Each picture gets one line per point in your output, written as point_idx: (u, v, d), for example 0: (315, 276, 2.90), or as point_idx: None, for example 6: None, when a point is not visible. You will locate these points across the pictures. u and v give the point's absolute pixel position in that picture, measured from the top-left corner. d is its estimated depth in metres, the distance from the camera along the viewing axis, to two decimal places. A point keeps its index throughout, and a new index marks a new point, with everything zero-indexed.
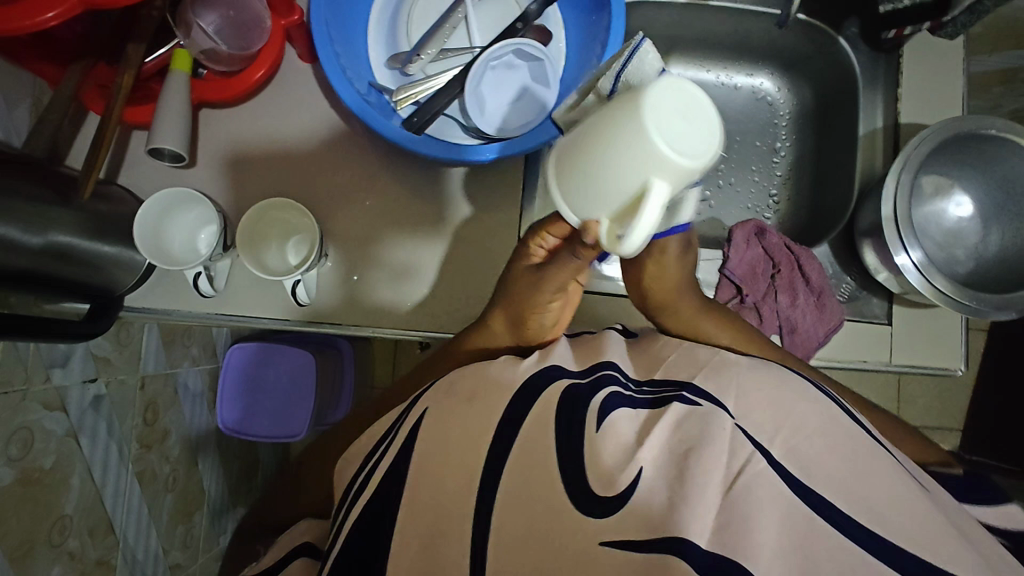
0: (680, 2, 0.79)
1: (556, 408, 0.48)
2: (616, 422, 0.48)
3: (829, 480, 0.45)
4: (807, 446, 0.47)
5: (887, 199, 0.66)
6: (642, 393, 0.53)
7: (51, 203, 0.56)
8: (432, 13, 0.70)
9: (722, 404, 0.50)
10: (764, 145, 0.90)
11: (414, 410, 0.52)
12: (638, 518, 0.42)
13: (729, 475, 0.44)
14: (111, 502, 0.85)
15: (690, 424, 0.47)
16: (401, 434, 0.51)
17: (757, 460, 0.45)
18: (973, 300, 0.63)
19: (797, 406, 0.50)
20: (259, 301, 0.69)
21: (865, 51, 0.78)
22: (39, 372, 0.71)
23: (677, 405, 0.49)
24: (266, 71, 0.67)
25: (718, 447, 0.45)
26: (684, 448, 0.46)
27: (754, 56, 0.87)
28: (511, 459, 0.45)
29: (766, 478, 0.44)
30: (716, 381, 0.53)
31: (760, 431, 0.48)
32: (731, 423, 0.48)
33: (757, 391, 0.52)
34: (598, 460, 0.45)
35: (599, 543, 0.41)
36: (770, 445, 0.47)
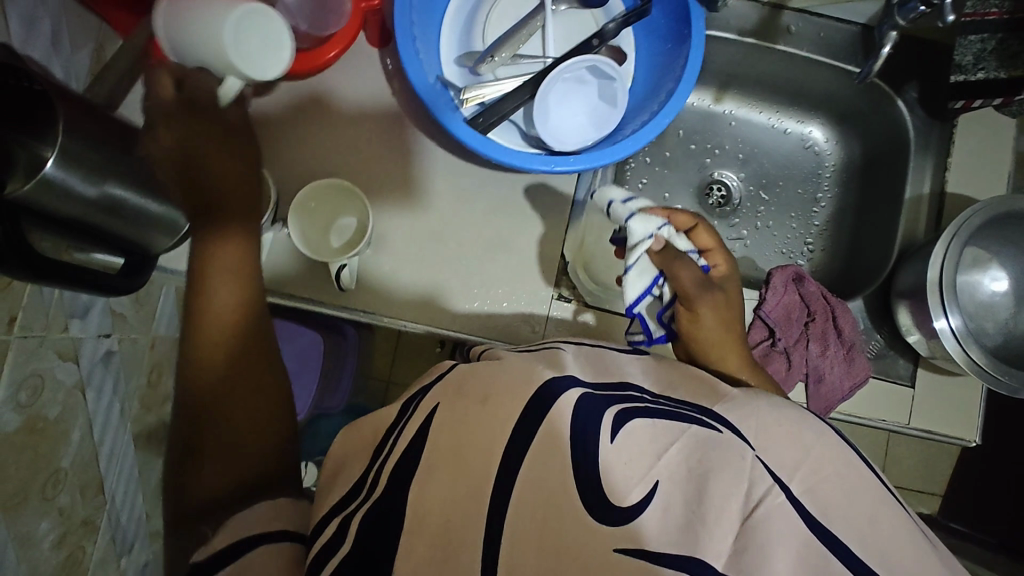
0: (748, 42, 0.80)
1: (569, 425, 0.45)
2: (633, 431, 0.46)
3: (846, 522, 0.46)
4: (826, 488, 0.48)
5: (934, 264, 0.67)
6: (661, 402, 0.51)
7: (110, 152, 0.54)
8: (510, 16, 0.69)
9: (742, 434, 0.49)
10: (806, 193, 0.91)
11: (424, 403, 0.49)
12: (651, 533, 0.42)
13: (748, 503, 0.44)
14: (105, 460, 0.83)
15: (712, 449, 0.46)
16: (407, 435, 0.48)
17: (776, 493, 0.45)
18: (1005, 374, 0.64)
19: (815, 447, 0.50)
20: (296, 279, 0.68)
21: (921, 115, 0.79)
22: (59, 321, 0.69)
23: (699, 428, 0.48)
24: (339, 51, 0.66)
25: (738, 473, 0.45)
26: (703, 469, 0.45)
27: (808, 104, 0.88)
28: (528, 455, 0.43)
29: (782, 512, 0.44)
30: (738, 413, 0.52)
31: (780, 466, 0.48)
32: (751, 454, 0.47)
33: (779, 425, 0.51)
34: (613, 471, 0.44)
35: (609, 551, 0.40)
36: (788, 482, 0.47)
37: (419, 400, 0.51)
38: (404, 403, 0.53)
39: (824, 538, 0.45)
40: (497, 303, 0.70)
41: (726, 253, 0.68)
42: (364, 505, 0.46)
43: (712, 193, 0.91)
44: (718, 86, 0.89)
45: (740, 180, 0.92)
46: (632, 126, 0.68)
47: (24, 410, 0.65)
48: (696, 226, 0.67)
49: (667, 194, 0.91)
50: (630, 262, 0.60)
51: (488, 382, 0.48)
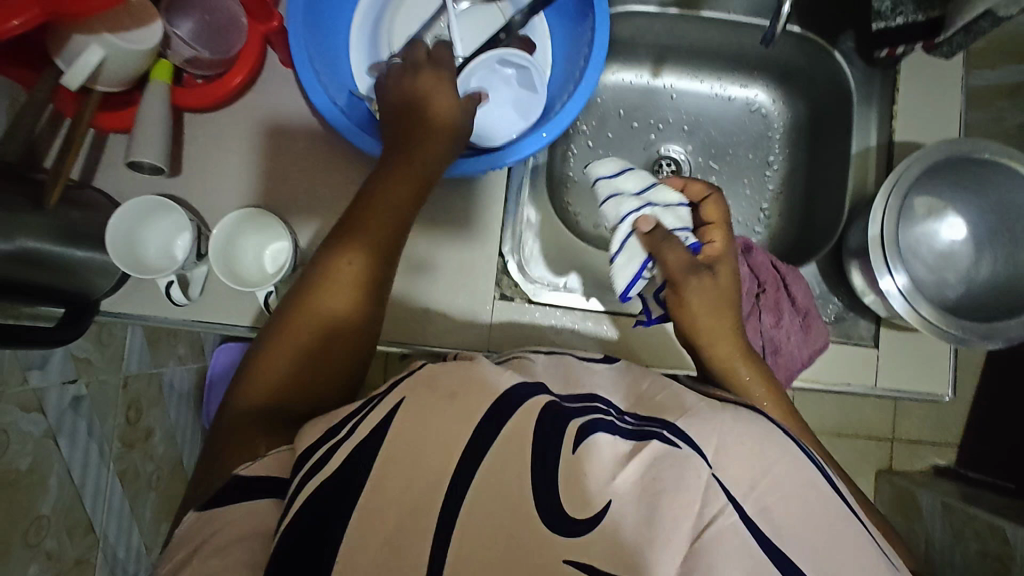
0: (672, 13, 0.78)
1: (536, 420, 0.44)
2: (596, 447, 0.44)
3: (800, 540, 0.43)
4: (783, 511, 0.45)
5: (875, 220, 0.64)
6: (624, 420, 0.49)
7: (18, 209, 0.55)
8: (416, 20, 0.68)
9: (702, 451, 0.46)
10: (757, 157, 0.88)
11: (389, 397, 0.46)
12: (604, 544, 0.39)
13: (701, 522, 0.42)
14: (90, 501, 0.85)
15: (666, 463, 0.44)
16: (368, 424, 0.44)
17: (728, 514, 0.42)
18: (958, 329, 0.61)
19: (778, 464, 0.47)
20: (235, 309, 0.68)
21: (859, 66, 0.76)
22: (16, 374, 0.71)
23: (656, 442, 0.45)
24: (245, 77, 0.64)
25: (693, 492, 0.43)
26: (654, 489, 0.42)
27: (748, 67, 0.86)
28: (477, 477, 0.41)
29: (734, 534, 0.42)
30: (699, 426, 0.48)
31: (737, 484, 0.45)
32: (708, 473, 0.44)
33: (736, 439, 0.48)
34: (574, 484, 0.42)
35: (562, 562, 0.38)
36: (743, 501, 0.44)
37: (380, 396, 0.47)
38: (365, 399, 0.48)
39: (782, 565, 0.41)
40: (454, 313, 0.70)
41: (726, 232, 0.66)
42: (315, 485, 0.42)
43: (662, 169, 0.89)
44: (653, 59, 0.87)
45: (689, 153, 0.89)
46: (549, 114, 0.67)
47: None
48: (705, 198, 0.68)
49: None
50: (616, 250, 0.65)
51: (454, 378, 0.46)
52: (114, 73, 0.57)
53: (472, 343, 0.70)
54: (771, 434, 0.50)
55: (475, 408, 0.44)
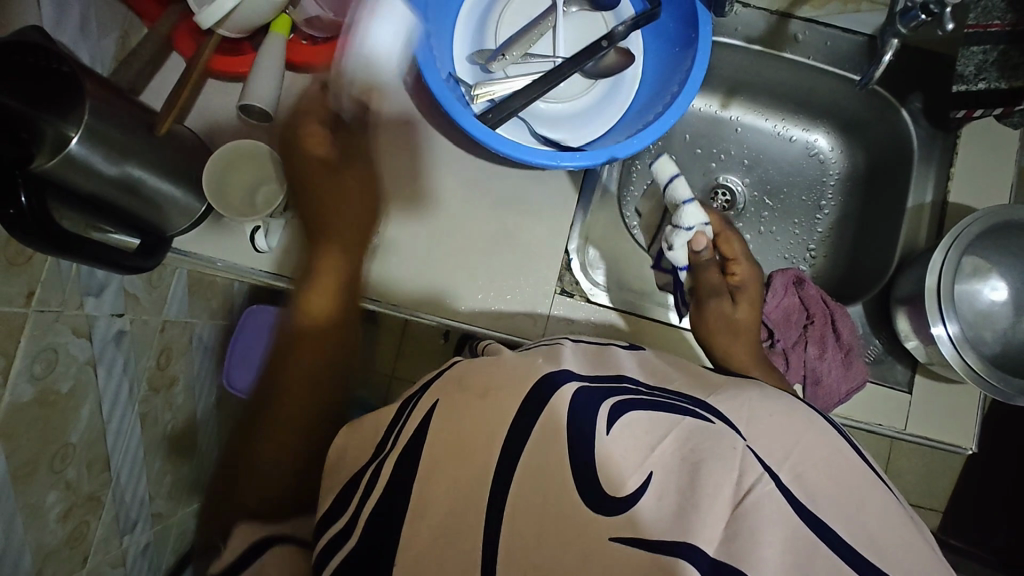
0: (756, 49, 0.82)
1: (571, 401, 0.46)
2: (630, 423, 0.46)
3: (834, 507, 0.45)
4: (815, 475, 0.47)
5: (933, 271, 0.68)
6: (654, 395, 0.51)
7: (134, 133, 0.56)
8: (522, 16, 0.71)
9: (735, 426, 0.49)
10: (810, 200, 0.92)
11: (425, 398, 0.51)
12: (650, 516, 0.41)
13: (742, 487, 0.43)
14: (112, 437, 0.85)
15: (701, 437, 0.46)
16: (408, 428, 0.49)
17: (766, 481, 0.44)
18: (1000, 380, 0.64)
19: (803, 437, 0.50)
20: (303, 264, 0.71)
21: (925, 126, 0.80)
22: (75, 297, 0.71)
23: (689, 420, 0.47)
24: (354, 46, 0.67)
25: (729, 460, 0.44)
26: (697, 458, 0.44)
27: (814, 112, 0.90)
28: (534, 432, 0.44)
29: (772, 499, 0.43)
30: (729, 404, 0.52)
31: (770, 453, 0.47)
32: (742, 444, 0.47)
33: (765, 415, 0.51)
34: (610, 459, 0.43)
35: (608, 540, 0.39)
36: (779, 469, 0.46)
37: (419, 395, 0.52)
38: (406, 400, 0.54)
39: (820, 532, 0.43)
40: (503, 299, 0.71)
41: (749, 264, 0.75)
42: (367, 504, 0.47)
43: (718, 198, 0.92)
44: (725, 92, 0.90)
45: (745, 185, 0.93)
46: (636, 126, 0.69)
47: (38, 382, 0.68)
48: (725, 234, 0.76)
49: None
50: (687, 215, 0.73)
51: (490, 376, 0.49)
52: (241, 20, 0.60)
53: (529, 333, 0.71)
54: (807, 424, 0.52)
55: (509, 402, 0.46)
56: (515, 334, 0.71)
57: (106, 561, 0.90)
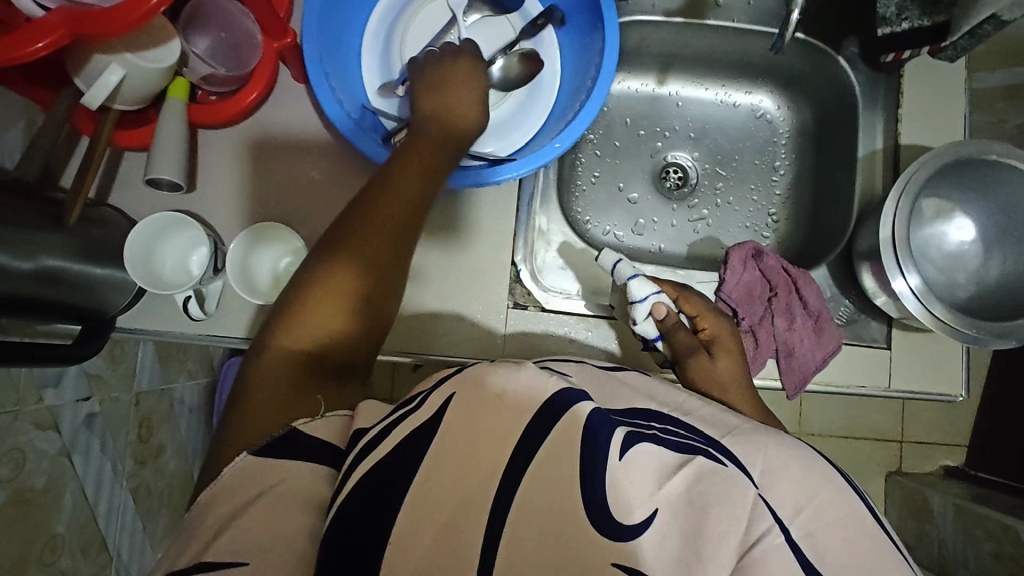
0: (678, 21, 0.79)
1: (584, 426, 0.37)
2: (637, 456, 0.39)
3: (844, 570, 0.41)
4: (828, 532, 0.43)
5: (886, 223, 0.65)
6: (666, 429, 0.44)
7: (41, 228, 0.55)
8: (425, 34, 0.69)
9: (748, 470, 0.43)
10: (763, 162, 0.89)
11: (437, 392, 0.40)
12: (648, 558, 0.36)
13: (747, 539, 0.39)
14: (104, 518, 0.85)
15: (715, 481, 0.40)
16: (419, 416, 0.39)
17: (774, 535, 0.40)
18: (973, 328, 0.62)
19: (823, 491, 0.44)
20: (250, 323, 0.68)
21: (864, 71, 0.77)
22: (31, 393, 0.71)
23: (701, 457, 0.41)
24: (260, 93, 0.64)
25: (739, 510, 0.39)
26: (705, 502, 0.39)
27: (752, 73, 0.87)
28: (526, 475, 0.35)
29: (780, 555, 0.39)
30: (744, 445, 0.45)
31: (782, 505, 0.42)
32: (754, 492, 0.41)
33: (782, 460, 0.45)
34: (619, 492, 0.37)
35: (609, 564, 0.34)
36: (791, 525, 0.42)
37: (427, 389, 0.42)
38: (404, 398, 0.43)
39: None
40: (459, 321, 0.70)
41: (715, 317, 0.68)
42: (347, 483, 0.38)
43: (669, 176, 0.90)
44: (659, 68, 0.88)
45: (695, 159, 0.90)
46: (559, 126, 0.66)
47: (7, 484, 0.68)
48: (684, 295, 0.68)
49: (622, 184, 0.89)
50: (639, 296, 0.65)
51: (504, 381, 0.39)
52: (131, 92, 0.57)
53: (487, 353, 0.70)
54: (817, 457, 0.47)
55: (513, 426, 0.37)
56: (484, 356, 0.70)
57: None
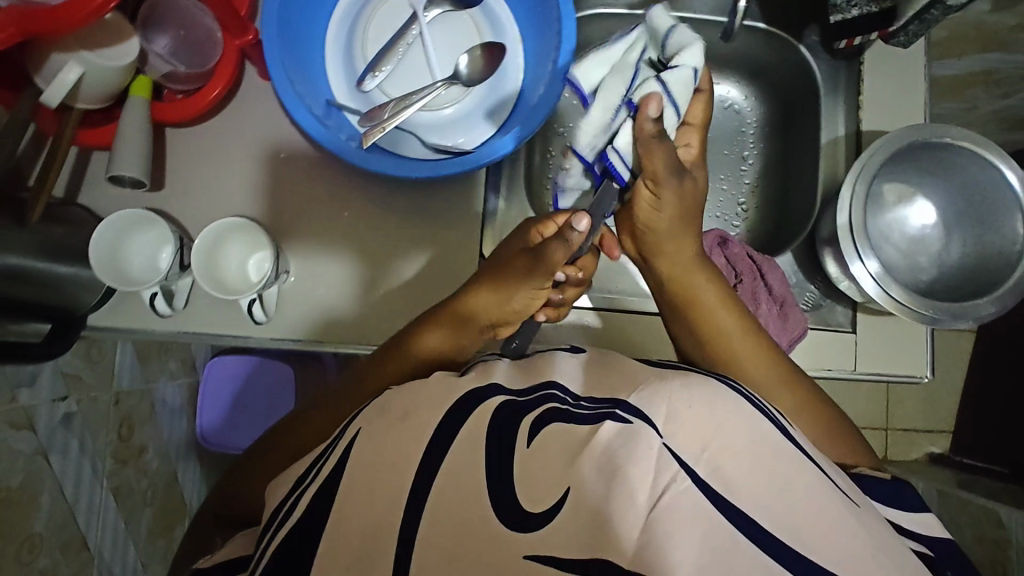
0: (641, 14, 0.80)
1: (492, 417, 0.43)
2: (551, 434, 0.42)
3: (760, 501, 0.40)
4: (741, 466, 0.41)
5: (843, 208, 0.65)
6: (581, 405, 0.45)
7: (3, 226, 0.56)
8: (387, 29, 0.70)
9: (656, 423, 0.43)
10: (733, 153, 0.89)
11: (347, 432, 0.46)
12: (564, 532, 0.37)
13: (656, 490, 0.39)
14: (83, 517, 0.86)
15: (621, 441, 0.41)
16: (332, 458, 0.45)
17: (682, 478, 0.40)
18: (931, 309, 0.63)
19: (730, 426, 0.44)
20: (220, 319, 0.68)
21: (824, 59, 0.78)
22: (5, 392, 0.71)
23: (608, 422, 0.42)
24: (222, 89, 0.65)
25: (647, 463, 0.40)
26: (614, 465, 0.40)
27: (718, 64, 0.87)
28: (443, 468, 0.40)
29: (691, 500, 0.39)
30: (652, 396, 0.46)
31: (690, 448, 0.42)
32: (660, 442, 0.42)
33: (687, 403, 0.45)
34: (526, 478, 0.40)
35: (522, 557, 0.36)
36: (695, 463, 0.41)
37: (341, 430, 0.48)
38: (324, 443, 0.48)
39: (742, 525, 0.38)
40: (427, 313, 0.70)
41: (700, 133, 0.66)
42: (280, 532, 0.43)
43: None
44: None
45: None
46: (519, 118, 0.67)
47: None
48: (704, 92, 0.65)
49: None
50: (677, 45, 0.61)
51: (417, 395, 0.47)
52: (92, 91, 0.58)
53: None
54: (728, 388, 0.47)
55: (427, 421, 0.44)
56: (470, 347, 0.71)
57: None
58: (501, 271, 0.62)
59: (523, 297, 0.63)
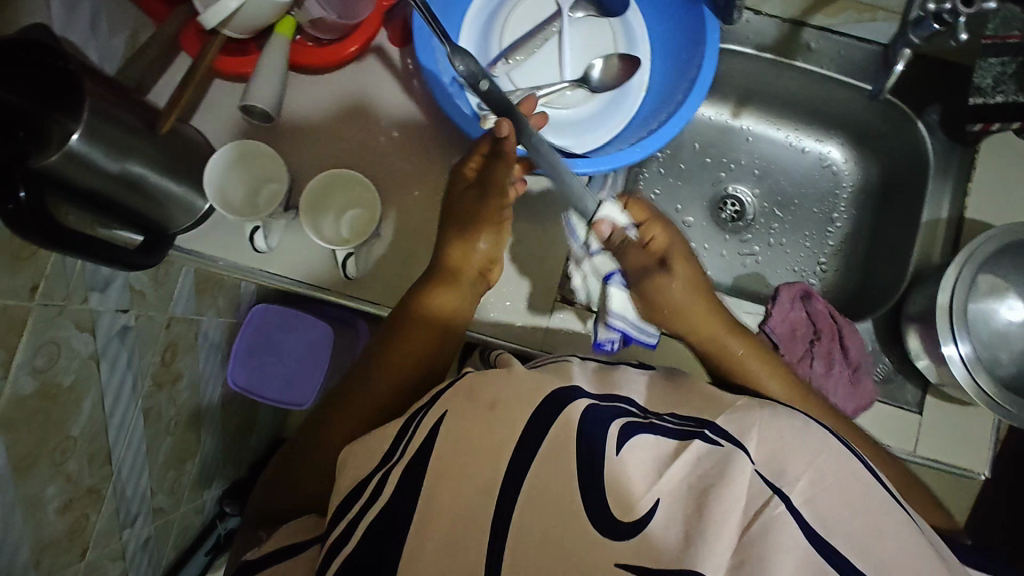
0: (767, 57, 0.80)
1: (577, 427, 0.42)
2: (636, 450, 0.43)
3: (841, 534, 0.42)
4: (827, 499, 0.44)
5: (945, 288, 0.65)
6: (664, 420, 0.48)
7: (137, 132, 0.56)
8: (528, 21, 0.70)
9: (745, 447, 0.46)
10: (821, 212, 0.89)
11: (433, 410, 0.45)
12: (649, 548, 0.38)
13: (747, 516, 0.41)
14: (113, 432, 0.86)
15: (708, 462, 0.43)
16: (419, 434, 0.44)
17: (775, 504, 0.42)
18: (1013, 406, 0.62)
19: (823, 454, 0.47)
20: (303, 267, 0.69)
21: (942, 139, 0.77)
22: (79, 292, 0.72)
23: (699, 441, 0.44)
24: (359, 48, 0.67)
25: (739, 487, 0.41)
26: (704, 485, 0.41)
27: (828, 123, 0.87)
28: (539, 455, 0.40)
29: (784, 525, 0.41)
30: (739, 423, 0.48)
31: (778, 475, 0.45)
32: (751, 469, 0.44)
33: (780, 429, 0.48)
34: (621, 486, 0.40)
35: (614, 564, 0.36)
36: (790, 491, 0.43)
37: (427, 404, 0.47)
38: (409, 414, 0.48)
39: (825, 552, 0.41)
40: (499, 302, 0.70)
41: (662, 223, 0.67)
42: (364, 515, 0.43)
43: (726, 208, 0.91)
44: (736, 100, 0.89)
45: (755, 196, 0.91)
46: (639, 134, 0.68)
47: (40, 374, 0.68)
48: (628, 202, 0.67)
49: (680, 206, 0.91)
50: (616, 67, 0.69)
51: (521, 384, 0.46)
52: (245, 21, 0.59)
53: (525, 341, 0.70)
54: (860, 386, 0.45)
55: (519, 416, 0.42)
56: (527, 343, 0.70)
57: (105, 554, 0.91)
58: (461, 215, 0.65)
59: (484, 240, 0.65)
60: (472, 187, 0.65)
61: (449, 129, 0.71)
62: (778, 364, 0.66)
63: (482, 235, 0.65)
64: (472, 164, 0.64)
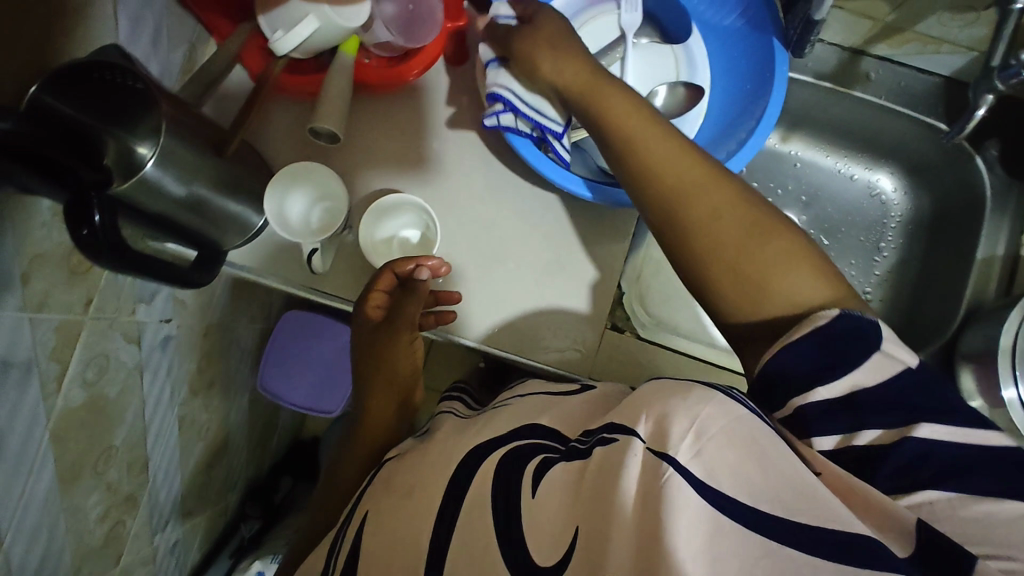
0: (825, 86, 0.79)
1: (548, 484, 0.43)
2: (552, 480, 0.42)
3: (738, 487, 0.35)
4: (715, 449, 0.36)
5: (1009, 329, 0.65)
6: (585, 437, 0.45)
7: (203, 153, 0.56)
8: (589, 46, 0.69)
9: (635, 429, 0.39)
10: (868, 241, 0.88)
11: (354, 524, 0.54)
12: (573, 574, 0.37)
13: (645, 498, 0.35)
14: (151, 439, 0.86)
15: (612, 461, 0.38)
16: (344, 551, 0.53)
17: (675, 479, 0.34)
18: None
19: (701, 407, 0.38)
20: (353, 287, 0.69)
21: (1000, 175, 0.77)
22: (128, 304, 0.72)
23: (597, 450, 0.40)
24: (421, 71, 0.66)
25: (633, 478, 0.36)
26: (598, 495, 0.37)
27: (879, 153, 0.86)
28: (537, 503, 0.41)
29: (682, 494, 0.34)
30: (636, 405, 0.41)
31: (660, 440, 0.37)
32: (645, 449, 0.37)
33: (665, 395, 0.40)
34: (540, 525, 0.40)
35: None
36: (679, 453, 0.35)
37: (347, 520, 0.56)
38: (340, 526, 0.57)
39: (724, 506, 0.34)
40: (549, 327, 0.67)
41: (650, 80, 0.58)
42: None
43: None
44: (786, 126, 0.88)
45: (802, 223, 0.90)
46: None
47: (89, 387, 0.68)
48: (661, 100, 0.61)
49: None
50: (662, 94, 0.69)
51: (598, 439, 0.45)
52: (313, 45, 0.59)
53: (576, 369, 0.68)
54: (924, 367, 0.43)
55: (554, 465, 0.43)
56: (565, 367, 0.67)
57: (137, 558, 0.91)
58: (389, 325, 0.69)
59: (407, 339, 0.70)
60: (381, 324, 0.69)
61: (502, 149, 0.69)
62: (767, 221, 0.49)
63: (408, 331, 0.69)
64: (375, 299, 0.66)
